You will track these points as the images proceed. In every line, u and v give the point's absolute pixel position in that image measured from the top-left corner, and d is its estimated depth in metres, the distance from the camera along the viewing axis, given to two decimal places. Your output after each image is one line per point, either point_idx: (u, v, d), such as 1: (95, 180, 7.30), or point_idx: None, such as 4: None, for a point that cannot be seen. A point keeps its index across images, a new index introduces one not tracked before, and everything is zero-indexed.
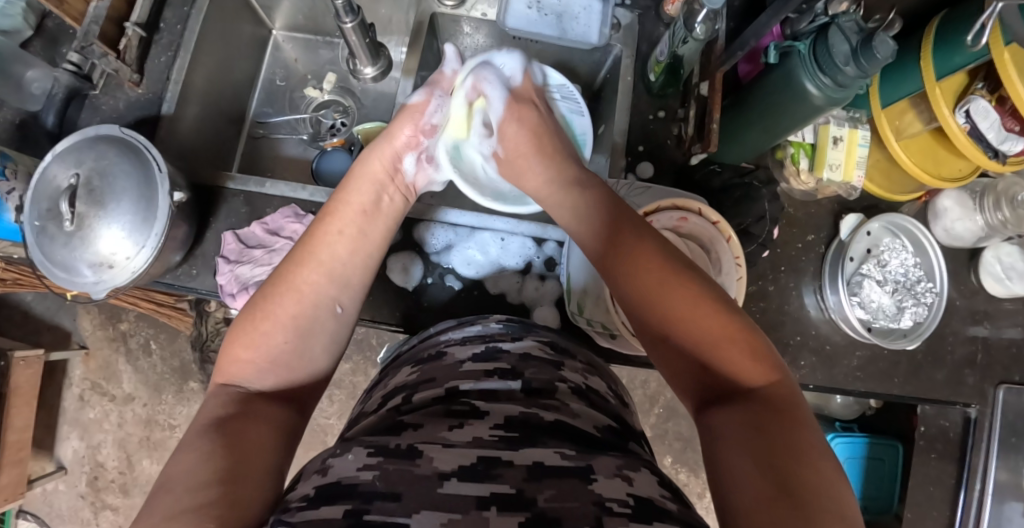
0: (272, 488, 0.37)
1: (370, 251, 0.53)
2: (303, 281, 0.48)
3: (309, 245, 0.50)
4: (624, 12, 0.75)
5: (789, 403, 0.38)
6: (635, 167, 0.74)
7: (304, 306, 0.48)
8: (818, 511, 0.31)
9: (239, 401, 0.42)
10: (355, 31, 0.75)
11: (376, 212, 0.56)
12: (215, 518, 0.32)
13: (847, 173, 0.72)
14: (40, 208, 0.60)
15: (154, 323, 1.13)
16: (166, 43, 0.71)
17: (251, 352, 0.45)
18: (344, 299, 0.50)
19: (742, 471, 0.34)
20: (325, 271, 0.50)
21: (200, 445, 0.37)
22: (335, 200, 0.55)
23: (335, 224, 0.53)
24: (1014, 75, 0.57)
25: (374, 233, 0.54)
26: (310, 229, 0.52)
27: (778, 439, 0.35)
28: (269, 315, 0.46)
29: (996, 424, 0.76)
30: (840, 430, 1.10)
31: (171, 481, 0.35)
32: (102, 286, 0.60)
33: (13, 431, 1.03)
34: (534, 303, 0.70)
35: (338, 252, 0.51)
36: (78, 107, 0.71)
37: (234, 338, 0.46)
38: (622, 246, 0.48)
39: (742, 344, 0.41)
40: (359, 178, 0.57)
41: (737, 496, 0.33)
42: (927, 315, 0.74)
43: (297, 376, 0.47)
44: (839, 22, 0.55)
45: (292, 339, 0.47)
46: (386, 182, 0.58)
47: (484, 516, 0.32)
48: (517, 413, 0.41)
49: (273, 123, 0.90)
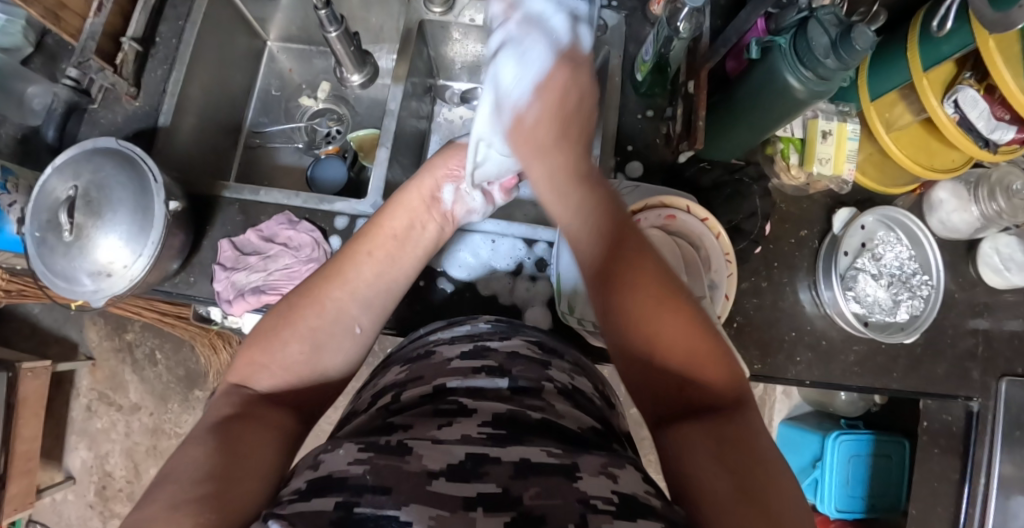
0: (268, 483, 0.37)
1: (398, 274, 0.56)
2: (329, 298, 0.52)
3: (339, 267, 0.53)
4: (611, 13, 0.77)
5: (748, 419, 0.41)
6: (624, 167, 0.74)
7: (325, 320, 0.51)
8: (774, 504, 0.35)
9: (246, 403, 0.44)
10: (340, 40, 0.76)
11: (406, 238, 0.58)
12: (212, 510, 0.32)
13: (837, 166, 0.71)
14: (40, 219, 0.61)
15: (159, 332, 1.15)
16: (162, 57, 0.73)
17: (267, 358, 0.47)
18: (363, 319, 0.53)
19: (709, 478, 0.37)
20: (351, 291, 0.53)
21: (208, 441, 0.38)
22: (371, 222, 0.57)
23: (366, 248, 0.55)
24: (1000, 65, 0.57)
25: (404, 258, 0.57)
26: (342, 249, 0.55)
27: (738, 447, 0.38)
28: (290, 325, 0.49)
29: (999, 417, 0.75)
30: (845, 426, 1.08)
31: (175, 472, 0.35)
32: (101, 294, 0.61)
33: (22, 441, 1.04)
34: (526, 304, 0.71)
35: (365, 274, 0.54)
36: (77, 121, 0.73)
37: (253, 341, 0.48)
38: (617, 268, 0.48)
39: (718, 367, 0.44)
40: (395, 206, 0.58)
41: (705, 498, 0.36)
42: (923, 308, 0.73)
43: (308, 381, 0.49)
44: (818, 15, 0.55)
45: (307, 350, 0.49)
46: (422, 211, 0.60)
47: (471, 518, 0.32)
48: (504, 410, 0.42)
49: (269, 132, 0.91)
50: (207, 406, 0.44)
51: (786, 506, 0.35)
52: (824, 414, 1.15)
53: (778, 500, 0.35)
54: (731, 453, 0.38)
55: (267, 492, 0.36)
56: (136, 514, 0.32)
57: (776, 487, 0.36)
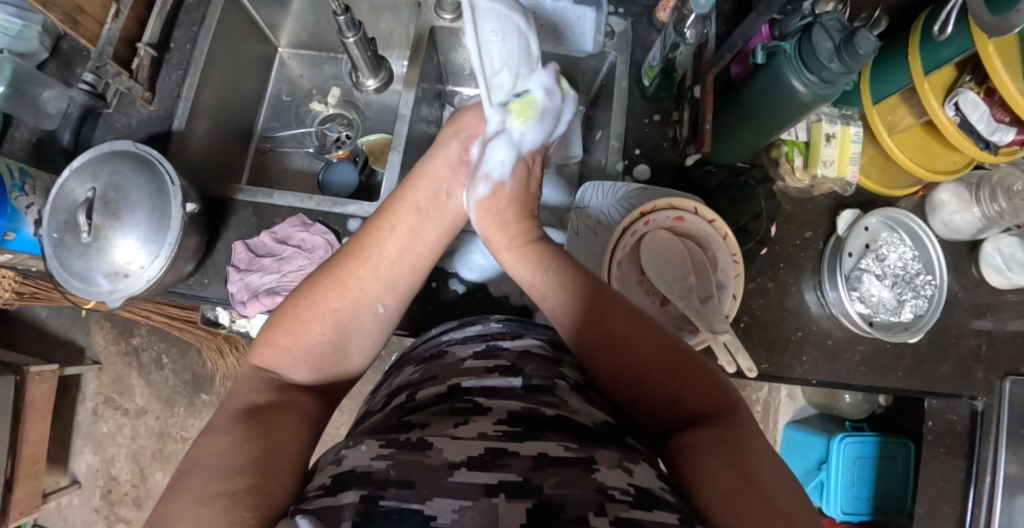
0: (297, 479, 0.37)
1: (422, 250, 0.53)
2: (350, 277, 0.49)
3: (362, 243, 0.51)
4: (618, 19, 0.78)
5: (742, 423, 0.42)
6: (631, 170, 0.75)
7: (347, 301, 0.49)
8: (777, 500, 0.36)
9: (274, 388, 0.44)
10: (356, 45, 0.78)
11: (431, 209, 0.54)
12: (248, 507, 0.32)
13: (841, 169, 0.73)
14: (58, 220, 0.62)
15: (166, 337, 1.16)
16: (176, 62, 0.75)
17: (289, 340, 0.47)
18: (387, 299, 0.51)
19: (712, 478, 0.37)
20: (373, 270, 0.50)
21: (229, 430, 0.38)
22: (394, 197, 0.54)
23: (389, 222, 0.52)
24: (1000, 69, 0.58)
25: (428, 232, 0.53)
26: (366, 226, 0.52)
27: (737, 451, 0.39)
28: (312, 306, 0.48)
29: (1003, 416, 0.76)
30: (850, 429, 1.09)
31: (202, 465, 0.35)
32: (118, 294, 0.62)
33: (28, 444, 1.04)
34: (536, 304, 0.72)
35: (388, 251, 0.51)
36: (92, 124, 0.73)
37: (276, 322, 0.48)
38: (597, 304, 0.50)
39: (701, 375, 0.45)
40: (421, 175, 0.55)
41: (713, 497, 0.36)
42: (928, 308, 0.74)
43: (328, 369, 0.48)
44: (821, 21, 0.57)
45: (330, 332, 0.48)
46: (448, 180, 0.56)
47: (494, 504, 0.32)
48: (519, 408, 0.41)
49: (279, 137, 0.92)
50: (231, 387, 0.44)
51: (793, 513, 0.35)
52: (828, 417, 1.16)
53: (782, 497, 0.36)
54: (731, 454, 0.39)
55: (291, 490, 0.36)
56: (167, 508, 0.32)
57: (780, 493, 0.36)
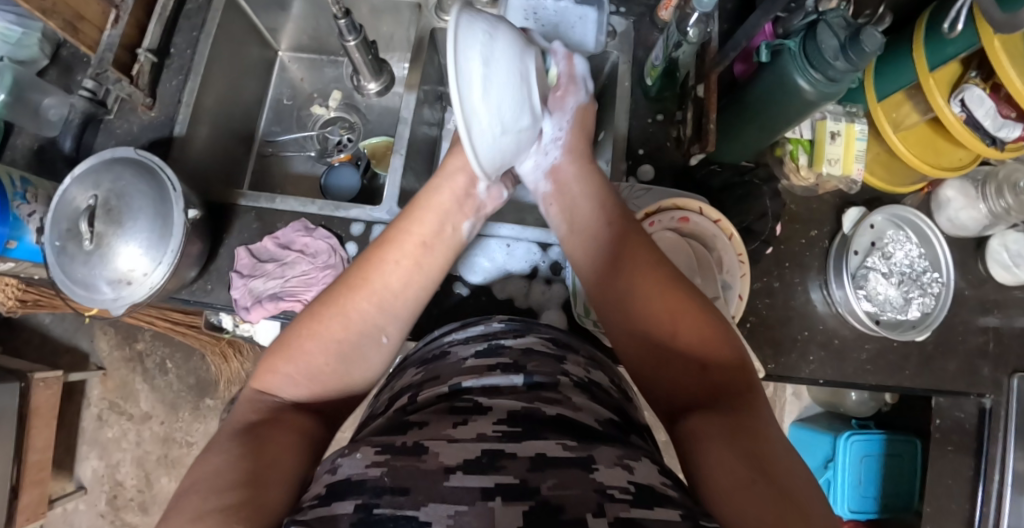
0: (292, 491, 0.37)
1: (422, 282, 0.52)
2: (353, 308, 0.49)
3: (361, 274, 0.50)
4: (619, 19, 0.77)
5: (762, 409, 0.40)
6: (635, 170, 0.75)
7: (351, 332, 0.48)
8: (790, 488, 0.34)
9: (270, 409, 0.44)
10: (357, 49, 0.78)
11: (435, 242, 0.54)
12: (240, 519, 0.32)
13: (846, 166, 0.73)
14: (60, 229, 0.62)
15: (170, 342, 1.16)
16: (177, 67, 0.74)
17: (290, 367, 0.46)
18: (390, 328, 0.50)
19: (719, 460, 0.37)
20: (377, 302, 0.50)
21: (229, 448, 0.38)
22: (396, 227, 0.53)
23: (392, 253, 0.51)
24: (1005, 64, 0.58)
25: (431, 264, 0.53)
26: (365, 255, 0.51)
27: (746, 430, 0.38)
28: (314, 335, 0.47)
29: (1012, 414, 0.75)
30: (856, 427, 1.08)
31: (198, 484, 0.35)
32: (121, 302, 0.62)
33: (33, 452, 1.04)
34: (542, 306, 0.72)
35: (390, 281, 0.50)
36: (93, 131, 0.73)
37: (275, 349, 0.47)
38: (636, 262, 0.50)
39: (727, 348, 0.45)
40: (426, 206, 0.54)
41: (717, 479, 0.35)
42: (934, 305, 0.74)
43: (330, 393, 0.48)
44: (826, 18, 0.56)
45: (333, 362, 0.47)
46: (454, 210, 0.56)
47: (490, 508, 0.31)
48: (520, 408, 0.41)
49: (281, 141, 0.92)
50: (230, 412, 0.44)
51: (797, 487, 0.34)
52: (835, 414, 1.15)
53: (796, 486, 0.34)
54: (742, 438, 0.37)
55: (288, 501, 0.35)
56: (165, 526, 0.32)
57: (790, 473, 0.35)
